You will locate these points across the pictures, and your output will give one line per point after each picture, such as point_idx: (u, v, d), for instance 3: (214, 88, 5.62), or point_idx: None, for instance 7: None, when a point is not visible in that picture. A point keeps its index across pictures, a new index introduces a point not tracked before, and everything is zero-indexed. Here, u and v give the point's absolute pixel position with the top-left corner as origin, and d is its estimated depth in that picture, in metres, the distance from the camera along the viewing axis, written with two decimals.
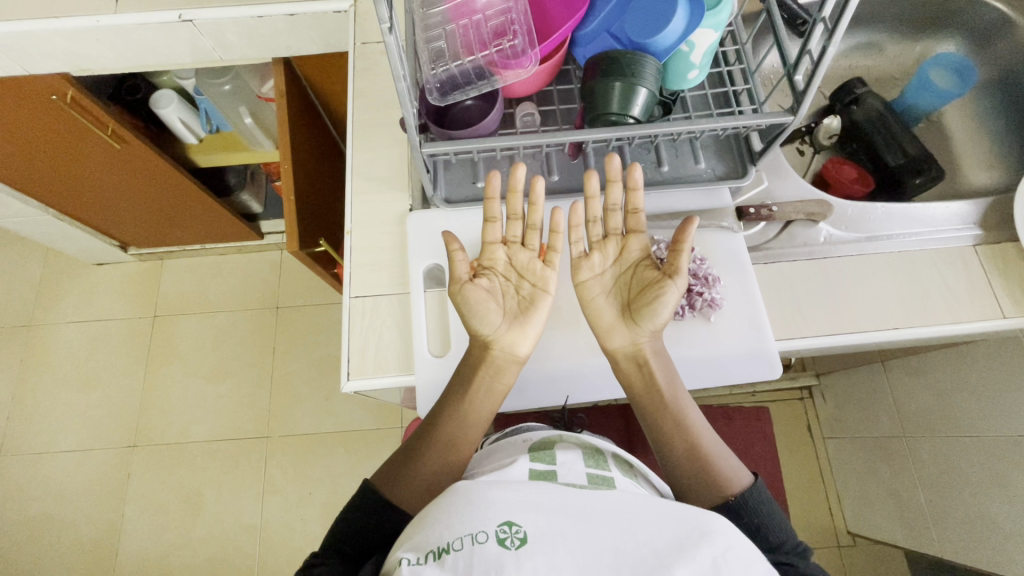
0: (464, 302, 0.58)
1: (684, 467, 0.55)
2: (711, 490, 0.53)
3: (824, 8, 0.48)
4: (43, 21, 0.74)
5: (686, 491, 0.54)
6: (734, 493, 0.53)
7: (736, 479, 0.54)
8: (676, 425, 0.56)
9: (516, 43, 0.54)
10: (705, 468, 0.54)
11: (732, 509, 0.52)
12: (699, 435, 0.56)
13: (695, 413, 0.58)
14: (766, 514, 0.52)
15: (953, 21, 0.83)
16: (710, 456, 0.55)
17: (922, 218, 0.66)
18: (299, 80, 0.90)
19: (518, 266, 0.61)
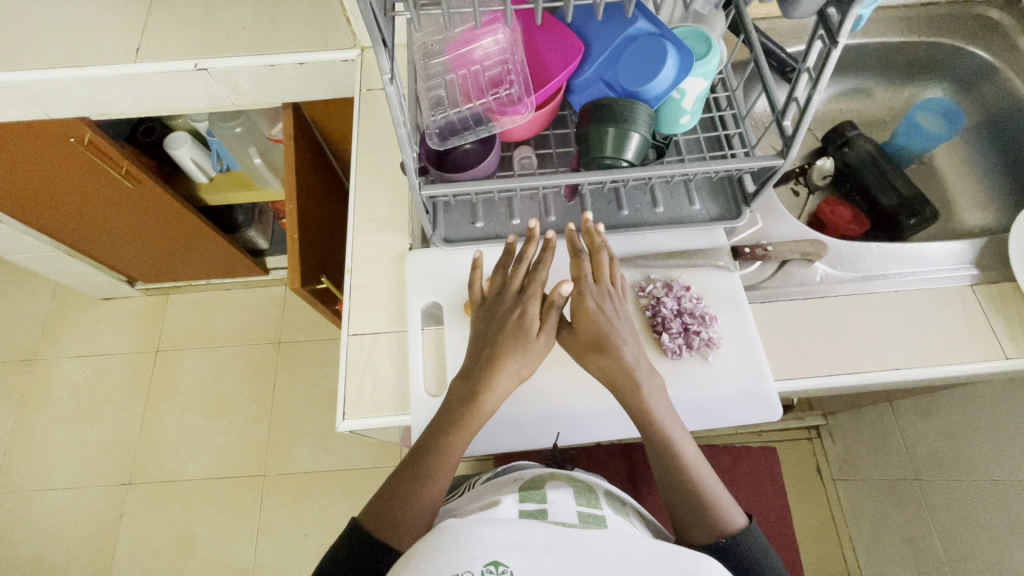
0: (532, 328, 0.57)
1: (673, 502, 0.54)
2: (703, 529, 0.52)
3: (807, 60, 0.50)
4: (67, 70, 0.78)
5: (679, 525, 0.54)
6: (725, 534, 0.52)
7: (729, 520, 0.52)
8: (672, 465, 0.54)
9: (513, 91, 0.55)
10: (697, 507, 0.53)
11: (724, 550, 0.51)
12: (693, 475, 0.54)
13: (691, 456, 0.55)
14: (761, 559, 0.51)
15: (936, 69, 0.85)
16: (699, 498, 0.53)
17: (916, 257, 0.66)
18: (307, 123, 0.93)
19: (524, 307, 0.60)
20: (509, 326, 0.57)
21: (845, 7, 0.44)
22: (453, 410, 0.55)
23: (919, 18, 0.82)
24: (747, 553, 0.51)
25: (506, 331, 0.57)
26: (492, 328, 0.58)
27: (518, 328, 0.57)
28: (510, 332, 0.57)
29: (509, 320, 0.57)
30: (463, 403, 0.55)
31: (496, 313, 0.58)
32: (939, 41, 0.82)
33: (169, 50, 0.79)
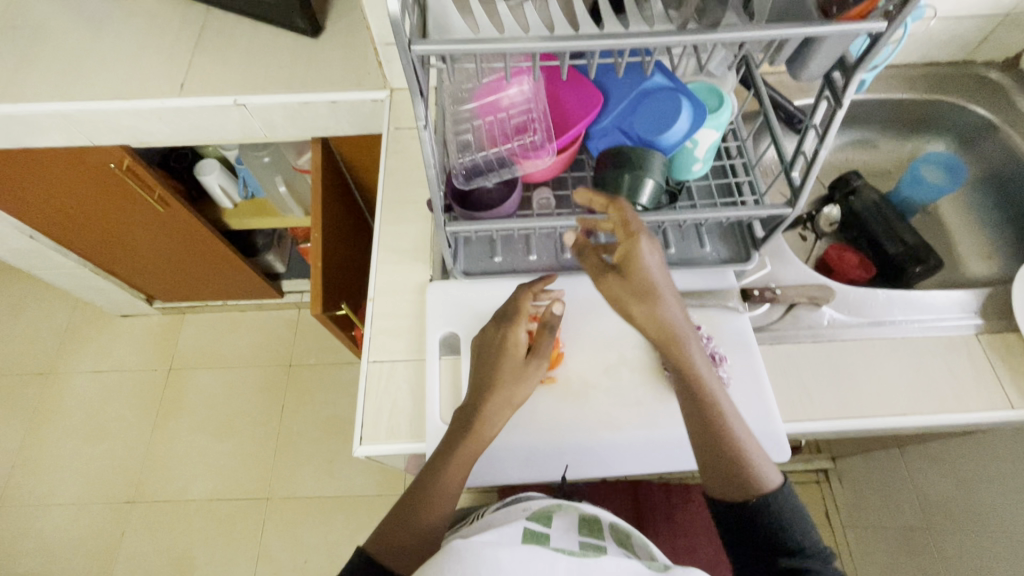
0: (520, 353, 0.58)
1: (705, 460, 0.52)
2: (733, 488, 0.51)
3: (814, 116, 0.53)
4: (114, 102, 0.83)
5: (707, 481, 0.53)
6: (755, 496, 0.51)
7: (762, 480, 0.51)
8: (710, 425, 0.51)
9: (536, 138, 0.59)
10: (730, 467, 0.51)
11: (752, 510, 0.51)
12: (731, 436, 0.51)
13: (730, 415, 0.52)
14: (790, 520, 0.51)
15: (938, 124, 0.88)
16: (734, 459, 0.51)
17: (923, 304, 0.68)
18: (334, 156, 0.97)
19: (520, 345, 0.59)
20: (497, 352, 0.58)
21: (849, 71, 0.47)
22: (456, 439, 0.55)
23: (921, 78, 0.86)
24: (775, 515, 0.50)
25: (496, 359, 0.58)
26: (485, 356, 0.59)
27: (508, 354, 0.57)
28: (501, 360, 0.57)
29: (498, 346, 0.58)
30: (462, 430, 0.56)
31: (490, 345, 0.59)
32: (941, 99, 0.85)
33: (211, 86, 0.84)
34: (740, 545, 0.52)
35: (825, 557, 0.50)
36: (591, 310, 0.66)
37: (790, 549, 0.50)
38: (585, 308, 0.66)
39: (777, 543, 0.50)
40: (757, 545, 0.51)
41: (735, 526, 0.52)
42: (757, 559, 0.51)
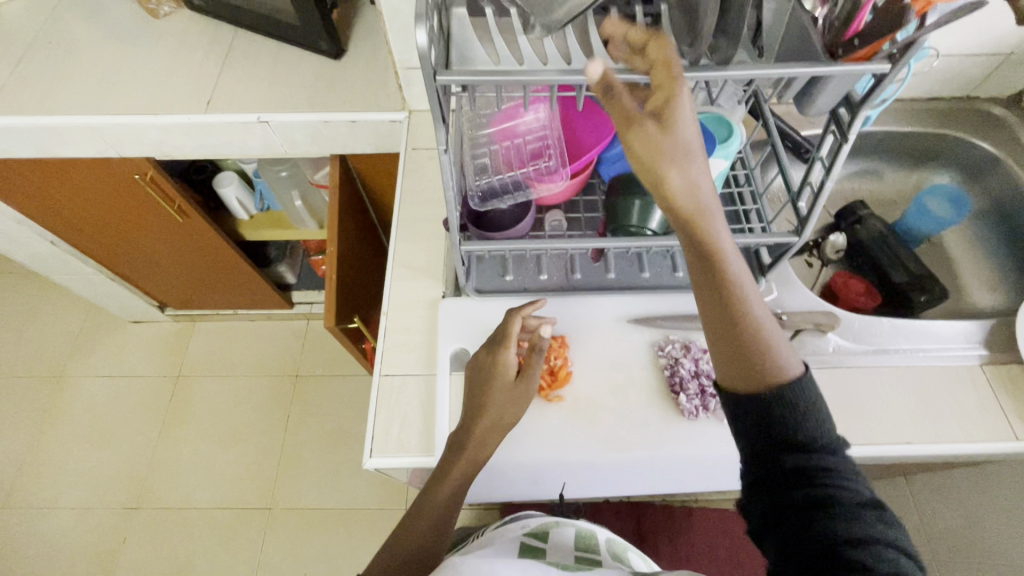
0: (510, 375, 0.59)
1: (714, 336, 0.43)
2: (744, 374, 0.43)
3: (821, 148, 0.55)
4: (143, 116, 0.86)
5: (716, 364, 0.44)
6: (773, 385, 0.42)
7: (782, 368, 0.42)
8: (726, 304, 0.42)
9: (551, 163, 0.61)
10: (743, 350, 0.42)
11: (760, 396, 0.42)
12: (747, 314, 0.42)
13: (750, 288, 0.42)
14: (813, 418, 0.41)
15: (944, 157, 0.90)
16: (748, 341, 0.42)
17: (927, 333, 0.69)
18: (350, 173, 1.00)
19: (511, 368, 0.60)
20: (487, 373, 0.59)
21: (855, 108, 0.49)
22: (455, 453, 0.56)
23: (926, 112, 0.88)
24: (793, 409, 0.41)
25: (486, 381, 0.59)
26: (476, 380, 0.60)
27: (497, 377, 0.59)
28: (491, 384, 0.59)
29: (488, 368, 0.60)
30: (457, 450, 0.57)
31: (481, 368, 0.60)
32: (946, 133, 0.87)
33: (236, 104, 0.87)
34: (749, 440, 0.43)
35: (854, 471, 0.41)
36: (600, 331, 0.67)
37: (808, 453, 0.41)
38: (593, 328, 0.67)
39: (792, 444, 0.42)
40: (767, 441, 0.42)
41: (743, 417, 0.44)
42: (767, 461, 0.42)
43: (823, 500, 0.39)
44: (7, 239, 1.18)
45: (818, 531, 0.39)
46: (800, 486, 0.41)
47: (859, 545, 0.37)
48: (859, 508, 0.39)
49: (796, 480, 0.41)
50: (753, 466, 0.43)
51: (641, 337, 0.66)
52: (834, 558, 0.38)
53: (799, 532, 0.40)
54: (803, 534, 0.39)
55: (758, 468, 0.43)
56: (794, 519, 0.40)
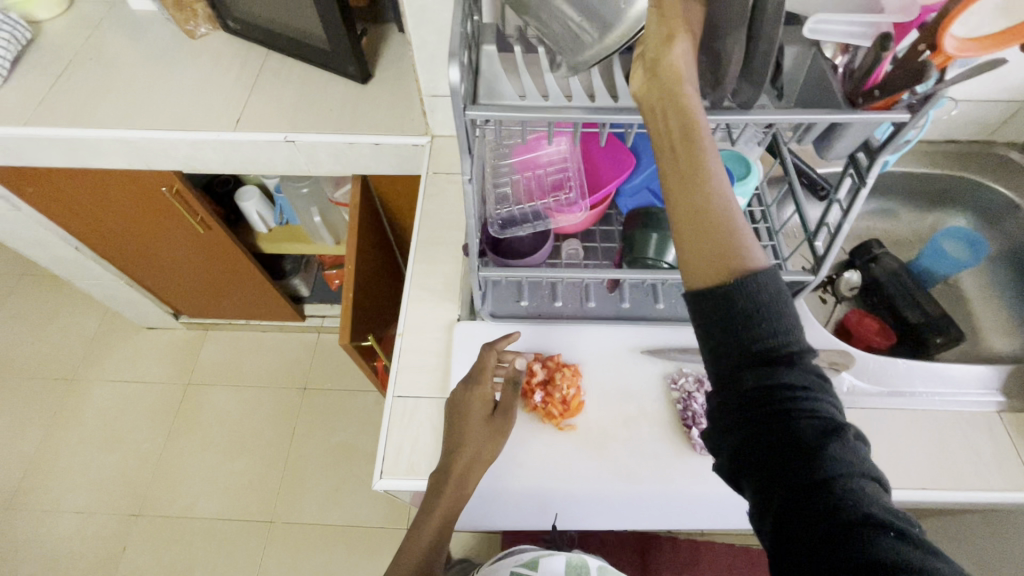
0: (486, 410, 0.61)
1: (677, 218, 0.40)
2: (710, 261, 0.38)
3: (838, 191, 0.56)
4: (175, 133, 0.89)
5: (679, 261, 0.41)
6: (736, 275, 0.38)
7: (749, 256, 0.38)
8: (692, 177, 0.40)
9: (570, 195, 0.63)
10: (708, 234, 0.39)
11: (726, 284, 0.38)
12: (714, 196, 0.39)
13: (717, 170, 0.40)
14: (778, 323, 0.37)
15: (961, 200, 0.90)
16: (716, 224, 0.39)
17: (942, 376, 0.68)
18: (371, 193, 1.02)
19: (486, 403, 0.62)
20: (465, 408, 0.61)
21: (874, 154, 0.50)
22: (449, 477, 0.57)
23: (943, 155, 0.89)
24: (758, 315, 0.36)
25: (465, 416, 0.60)
26: (454, 417, 0.61)
27: (474, 411, 0.60)
28: (468, 419, 0.60)
29: (465, 404, 0.61)
30: (453, 476, 0.57)
31: (459, 405, 0.61)
32: (962, 176, 0.87)
33: (265, 123, 0.90)
34: (715, 340, 0.38)
35: (821, 381, 0.38)
36: (612, 360, 0.67)
37: (779, 371, 0.36)
38: (605, 357, 0.67)
39: (760, 362, 0.37)
40: (733, 360, 0.38)
41: (706, 336, 0.39)
42: (732, 386, 0.38)
43: (797, 425, 0.36)
44: (34, 243, 1.21)
45: (796, 462, 0.36)
46: (770, 408, 0.36)
47: (837, 469, 0.35)
48: (832, 426, 0.36)
49: (767, 404, 0.36)
50: (720, 394, 0.39)
51: (654, 369, 0.67)
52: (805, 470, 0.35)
53: (774, 465, 0.36)
54: (770, 443, 0.36)
55: (724, 396, 0.38)
56: (768, 450, 0.36)
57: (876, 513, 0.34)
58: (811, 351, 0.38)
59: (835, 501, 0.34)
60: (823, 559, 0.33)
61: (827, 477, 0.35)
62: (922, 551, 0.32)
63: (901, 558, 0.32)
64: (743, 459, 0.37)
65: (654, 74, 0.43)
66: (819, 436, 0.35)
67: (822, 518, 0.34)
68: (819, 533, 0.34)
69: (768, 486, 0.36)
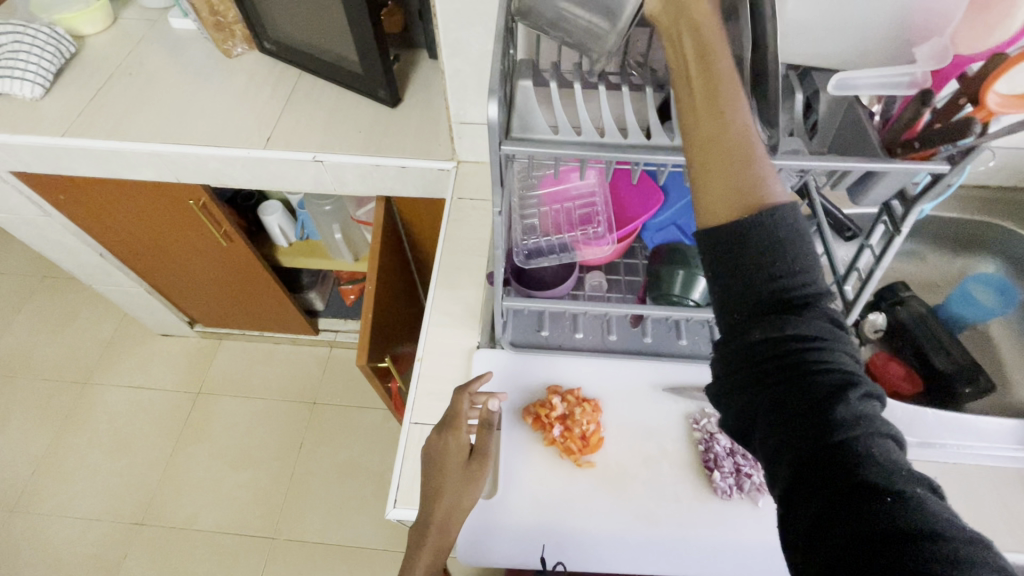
0: (463, 455, 0.59)
1: (693, 154, 0.38)
2: (728, 197, 0.37)
3: (870, 237, 0.56)
4: (207, 148, 0.91)
5: (693, 191, 0.39)
6: (755, 209, 0.37)
7: (767, 189, 0.37)
8: (708, 108, 0.38)
9: (598, 229, 0.63)
10: (725, 165, 0.37)
11: (741, 223, 0.36)
12: (734, 125, 0.37)
13: (737, 100, 0.38)
14: (793, 269, 0.36)
15: (990, 245, 0.88)
16: (734, 153, 0.37)
17: (971, 430, 0.67)
18: (394, 214, 1.03)
19: (461, 451, 0.59)
20: (441, 456, 0.59)
21: (911, 203, 0.49)
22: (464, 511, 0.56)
23: (972, 200, 0.88)
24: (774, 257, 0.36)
25: (442, 466, 0.58)
26: (429, 466, 0.59)
27: (451, 459, 0.58)
28: (445, 468, 0.58)
29: (439, 453, 0.59)
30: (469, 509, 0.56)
31: (434, 454, 0.59)
32: (991, 222, 0.86)
33: (294, 142, 0.91)
34: (726, 288, 0.38)
35: (837, 330, 0.37)
36: (634, 396, 0.66)
37: (794, 318, 0.36)
38: (626, 393, 0.66)
39: (772, 311, 0.36)
40: (744, 310, 0.37)
41: (718, 285, 0.38)
42: (743, 335, 0.37)
43: (811, 374, 0.35)
44: (60, 248, 1.23)
45: (808, 416, 0.35)
46: (784, 356, 0.36)
47: (850, 424, 0.34)
48: (846, 378, 0.35)
49: (778, 355, 0.36)
50: (730, 343, 0.38)
51: (675, 408, 0.65)
52: (820, 422, 0.34)
53: (784, 420, 0.35)
54: (782, 393, 0.36)
55: (735, 347, 0.38)
56: (778, 405, 0.36)
57: (887, 469, 0.33)
58: (828, 300, 0.37)
59: (845, 456, 0.33)
60: (835, 512, 0.32)
61: (840, 433, 0.34)
62: (935, 510, 0.32)
63: (912, 516, 0.31)
64: (751, 414, 0.37)
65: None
66: (832, 389, 0.35)
67: (831, 475, 0.33)
68: (829, 489, 0.33)
69: (778, 441, 0.35)
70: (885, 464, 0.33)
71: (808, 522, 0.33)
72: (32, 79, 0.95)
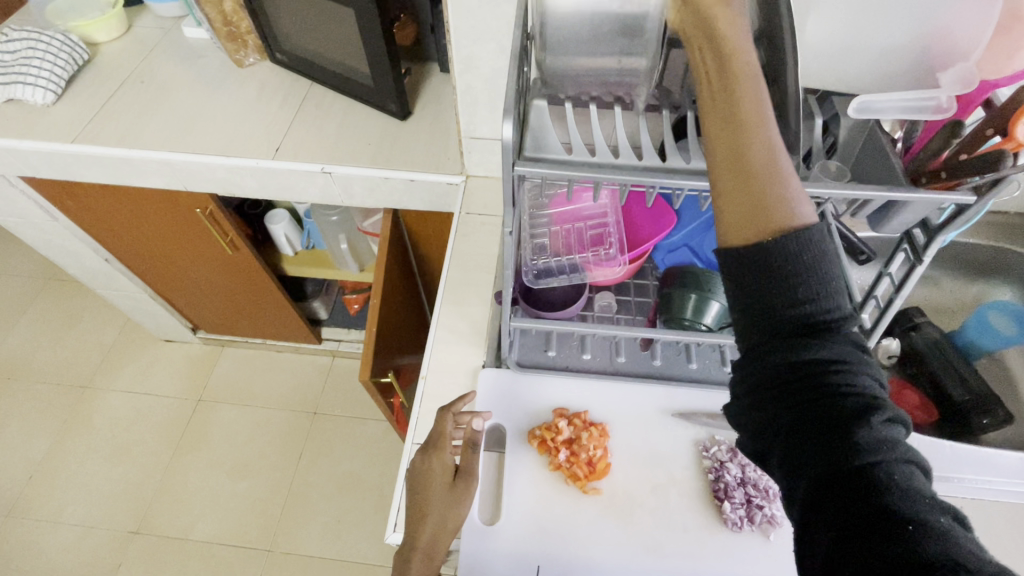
0: (447, 477, 0.58)
1: (716, 170, 0.37)
2: (750, 215, 0.36)
3: (889, 265, 0.54)
4: (215, 158, 0.91)
5: (714, 208, 0.38)
6: (783, 228, 0.35)
7: (793, 210, 0.35)
8: (733, 123, 0.36)
9: (610, 250, 0.61)
10: (749, 180, 0.35)
11: (763, 241, 0.35)
12: (758, 141, 0.36)
13: (763, 116, 0.36)
14: (816, 289, 0.35)
15: (1007, 271, 0.86)
16: (758, 172, 0.36)
17: (991, 464, 0.64)
18: (401, 226, 1.02)
19: (444, 472, 0.58)
20: (426, 477, 0.58)
21: (933, 233, 0.48)
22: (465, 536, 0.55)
23: (989, 225, 0.87)
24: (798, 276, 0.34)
25: (426, 486, 0.57)
26: (415, 487, 0.58)
27: (436, 480, 0.58)
28: (429, 488, 0.57)
29: (424, 474, 0.58)
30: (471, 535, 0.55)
31: (419, 475, 0.59)
32: (1008, 248, 0.85)
33: (303, 153, 0.91)
34: (746, 306, 0.37)
35: (859, 353, 0.36)
36: (642, 421, 0.64)
37: (817, 340, 0.35)
38: (634, 417, 0.65)
39: (794, 330, 0.35)
40: (765, 329, 0.36)
41: (737, 301, 0.37)
42: (763, 353, 0.36)
43: (833, 397, 0.34)
44: (66, 253, 1.23)
45: (829, 439, 0.34)
46: (805, 378, 0.35)
47: (873, 448, 0.33)
48: (869, 402, 0.34)
49: (800, 376, 0.35)
50: (749, 362, 0.37)
51: (684, 434, 0.64)
52: (842, 447, 0.33)
53: (805, 443, 0.34)
54: (802, 415, 0.35)
55: (754, 365, 0.37)
56: (799, 426, 0.34)
57: (911, 498, 0.32)
58: (850, 323, 0.36)
59: (865, 481, 0.32)
60: (855, 539, 0.31)
61: (863, 457, 0.33)
62: (962, 542, 0.30)
63: (936, 547, 0.29)
64: (768, 436, 0.36)
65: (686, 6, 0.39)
66: (855, 413, 0.33)
67: (852, 500, 0.32)
68: (848, 516, 0.32)
69: (796, 463, 0.34)
70: (909, 492, 0.32)
71: (826, 549, 0.32)
72: (44, 85, 0.95)
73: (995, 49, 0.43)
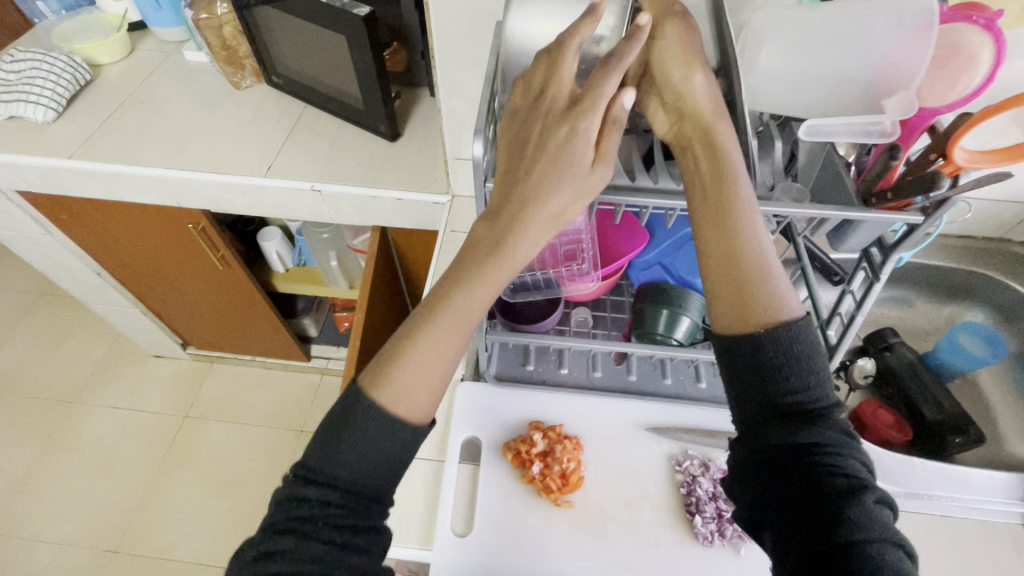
0: (588, 157, 0.42)
1: (710, 268, 0.42)
2: (738, 309, 0.40)
3: (852, 282, 0.56)
4: (209, 175, 0.93)
5: (708, 302, 0.42)
6: (772, 322, 0.39)
7: (780, 306, 0.40)
8: (725, 226, 0.41)
9: (583, 267, 0.61)
10: (738, 279, 0.40)
11: (755, 333, 0.39)
12: (745, 243, 0.40)
13: (750, 220, 0.41)
14: (806, 378, 0.39)
15: (978, 294, 0.89)
16: (748, 272, 0.40)
17: (963, 482, 0.65)
18: (388, 243, 1.05)
19: (577, 146, 0.42)
20: (557, 144, 0.42)
21: (888, 251, 0.50)
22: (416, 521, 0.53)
23: (958, 249, 0.89)
24: (789, 366, 0.39)
25: (554, 163, 0.42)
26: (526, 161, 0.43)
27: (571, 160, 0.42)
28: (557, 164, 0.42)
29: (553, 144, 0.42)
30: None
31: (541, 139, 0.43)
32: (978, 272, 0.87)
33: (295, 172, 0.94)
34: (743, 391, 0.41)
35: (849, 440, 0.39)
36: (617, 436, 0.65)
37: (807, 422, 0.38)
38: (608, 431, 0.65)
39: (786, 414, 0.39)
40: (759, 411, 0.40)
41: (735, 387, 0.41)
42: (758, 433, 0.40)
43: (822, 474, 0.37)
44: (59, 267, 1.24)
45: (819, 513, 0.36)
46: (796, 455, 0.38)
47: (860, 525, 0.35)
48: (858, 482, 0.37)
49: (791, 454, 0.38)
50: (746, 441, 0.40)
51: (658, 448, 0.64)
52: (830, 523, 0.35)
53: (794, 517, 0.37)
54: (796, 493, 0.37)
55: (751, 445, 0.40)
56: (790, 502, 0.37)
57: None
58: (838, 413, 0.40)
59: (855, 556, 0.34)
60: None
61: (851, 533, 0.35)
62: None
63: None
64: (763, 510, 0.38)
65: (682, 115, 0.44)
66: (844, 491, 0.36)
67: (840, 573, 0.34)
68: None
69: (788, 536, 0.36)
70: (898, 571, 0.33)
71: None
72: (46, 103, 0.98)
73: (936, 78, 0.46)
